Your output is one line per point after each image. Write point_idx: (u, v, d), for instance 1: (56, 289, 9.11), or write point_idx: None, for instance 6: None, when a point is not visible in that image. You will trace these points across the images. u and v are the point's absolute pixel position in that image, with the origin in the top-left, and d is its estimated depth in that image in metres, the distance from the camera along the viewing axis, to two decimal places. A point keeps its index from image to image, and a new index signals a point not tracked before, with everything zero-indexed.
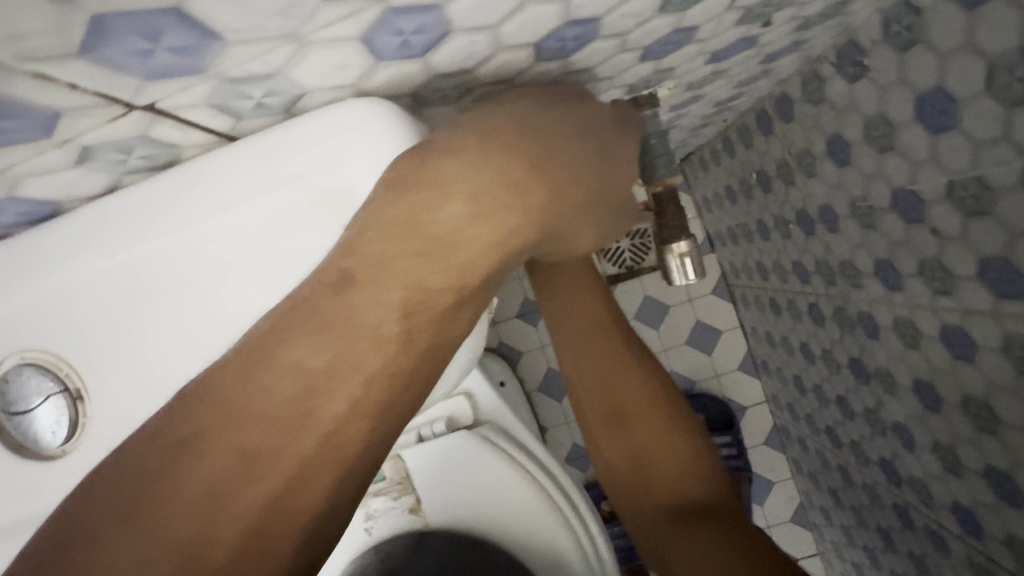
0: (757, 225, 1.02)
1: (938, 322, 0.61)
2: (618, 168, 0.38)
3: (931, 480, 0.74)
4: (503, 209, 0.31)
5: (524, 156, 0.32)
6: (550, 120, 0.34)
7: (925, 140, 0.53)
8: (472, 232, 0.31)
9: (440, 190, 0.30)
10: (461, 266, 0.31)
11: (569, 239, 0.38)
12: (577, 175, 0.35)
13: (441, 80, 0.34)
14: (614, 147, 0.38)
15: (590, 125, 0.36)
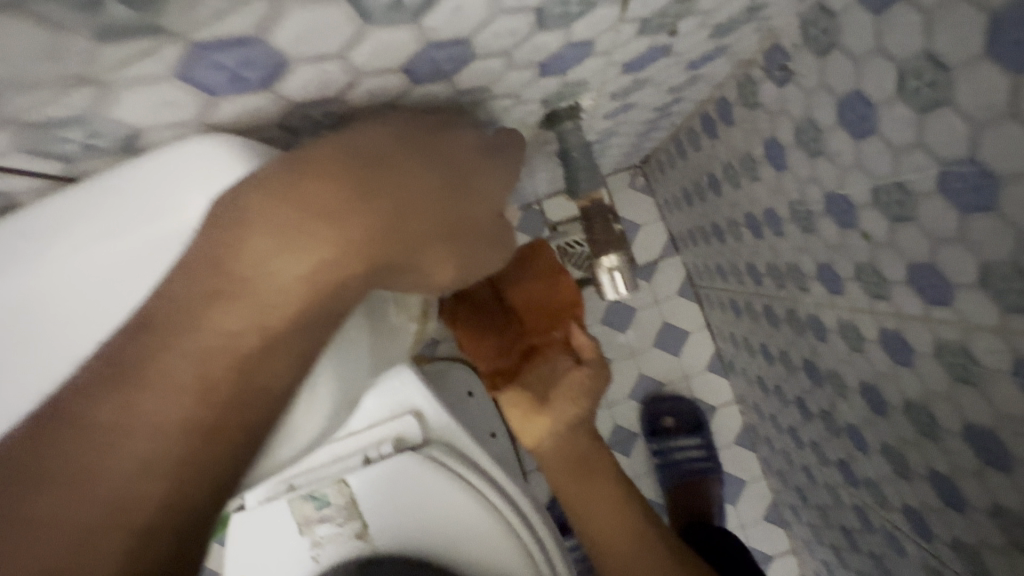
0: (713, 227, 1.01)
1: (877, 326, 0.60)
2: (479, 193, 0.36)
3: (884, 482, 0.73)
4: (314, 240, 0.29)
5: (344, 184, 0.29)
6: (385, 146, 0.31)
7: (850, 145, 0.52)
8: (273, 268, 0.28)
9: (240, 226, 0.28)
10: (262, 304, 0.29)
11: (427, 268, 0.35)
12: (421, 205, 0.32)
13: (307, 108, 0.32)
14: (471, 168, 0.35)
15: (445, 148, 0.34)
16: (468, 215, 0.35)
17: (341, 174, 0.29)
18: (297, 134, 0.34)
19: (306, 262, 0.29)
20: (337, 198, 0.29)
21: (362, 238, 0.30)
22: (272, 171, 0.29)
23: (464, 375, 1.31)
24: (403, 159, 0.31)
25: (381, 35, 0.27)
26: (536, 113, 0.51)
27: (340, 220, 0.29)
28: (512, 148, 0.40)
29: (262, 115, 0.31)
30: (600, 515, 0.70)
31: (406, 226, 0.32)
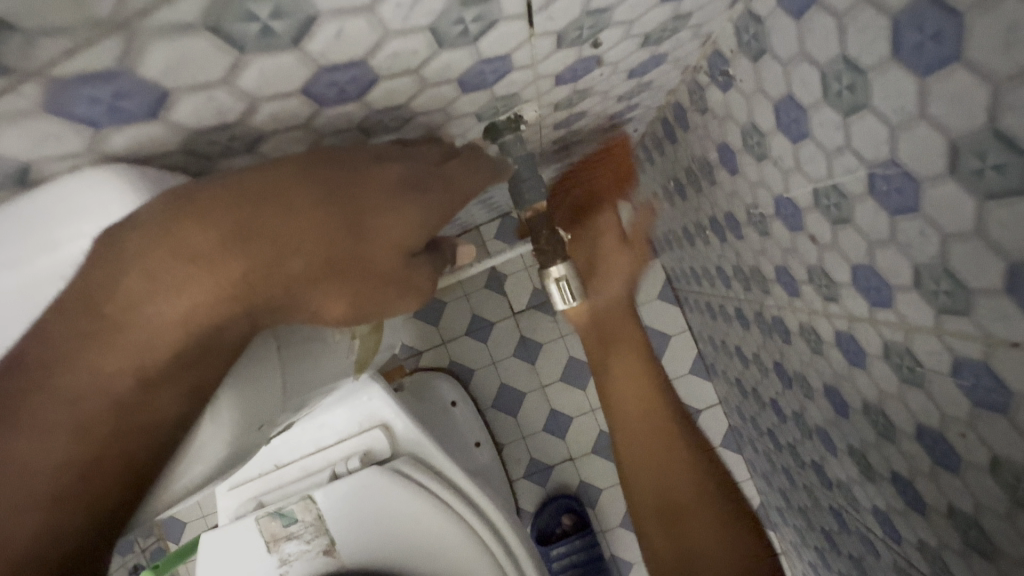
0: (684, 231, 1.01)
1: (832, 327, 0.60)
2: (394, 226, 0.33)
3: (853, 484, 0.72)
4: (189, 281, 0.28)
5: (222, 225, 0.28)
6: (279, 180, 0.30)
7: (789, 148, 0.52)
8: (144, 309, 0.28)
9: (113, 266, 0.27)
10: (134, 346, 0.28)
11: (334, 306, 0.33)
12: (317, 238, 0.30)
13: (209, 134, 0.32)
14: (385, 202, 0.32)
15: (355, 181, 0.32)
16: (374, 258, 0.32)
17: (220, 213, 0.28)
18: (207, 158, 0.35)
19: (179, 303, 0.28)
20: (213, 239, 0.28)
21: (240, 282, 0.29)
22: (151, 209, 0.28)
23: (446, 386, 1.31)
24: (294, 196, 0.30)
25: (263, 61, 0.27)
26: (474, 127, 0.52)
27: (215, 263, 0.28)
28: (447, 177, 0.37)
29: (161, 144, 0.31)
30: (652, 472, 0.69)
31: (292, 270, 0.30)
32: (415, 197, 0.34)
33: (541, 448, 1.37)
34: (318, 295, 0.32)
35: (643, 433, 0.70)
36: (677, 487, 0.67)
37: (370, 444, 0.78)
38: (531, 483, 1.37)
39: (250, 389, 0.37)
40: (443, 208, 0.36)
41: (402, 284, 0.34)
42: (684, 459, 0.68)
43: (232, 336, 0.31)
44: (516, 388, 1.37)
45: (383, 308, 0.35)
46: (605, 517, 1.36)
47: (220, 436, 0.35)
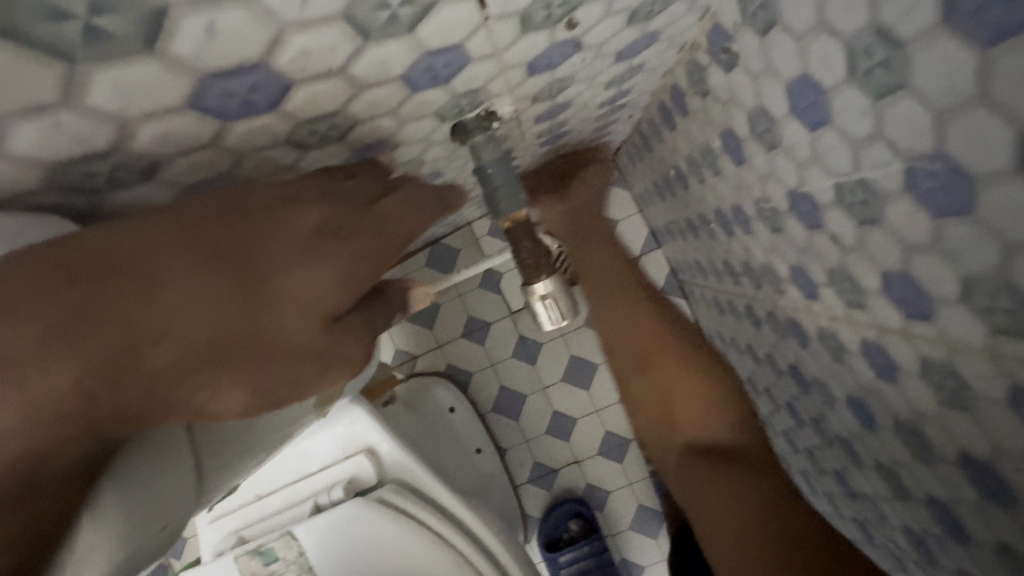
0: (687, 222, 0.93)
1: (856, 335, 0.53)
2: (302, 292, 0.27)
3: (880, 500, 0.66)
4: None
5: (42, 321, 0.22)
6: (125, 250, 0.24)
7: (805, 137, 0.44)
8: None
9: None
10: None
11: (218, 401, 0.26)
12: (193, 318, 0.25)
13: (76, 165, 0.25)
14: (273, 262, 0.27)
15: (254, 238, 0.27)
16: (276, 332, 0.27)
17: (37, 305, 0.22)
18: (94, 194, 0.28)
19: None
20: (29, 339, 0.22)
21: (76, 392, 0.23)
22: None
23: (445, 392, 1.25)
24: (152, 269, 0.24)
25: (111, 72, 0.21)
26: (437, 128, 0.45)
27: (35, 370, 0.22)
28: (374, 220, 0.31)
29: (15, 183, 0.24)
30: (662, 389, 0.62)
31: (153, 362, 0.24)
32: (324, 249, 0.28)
33: (545, 452, 1.32)
34: (199, 386, 0.26)
35: (637, 356, 0.64)
36: (679, 402, 0.60)
37: (354, 471, 0.73)
38: (535, 488, 1.32)
39: (141, 489, 0.30)
40: (362, 259, 0.30)
41: (310, 361, 0.28)
42: (681, 377, 0.61)
43: (77, 454, 0.25)
44: (516, 391, 1.31)
45: (293, 390, 0.28)
46: (614, 520, 1.31)
47: (103, 549, 0.28)
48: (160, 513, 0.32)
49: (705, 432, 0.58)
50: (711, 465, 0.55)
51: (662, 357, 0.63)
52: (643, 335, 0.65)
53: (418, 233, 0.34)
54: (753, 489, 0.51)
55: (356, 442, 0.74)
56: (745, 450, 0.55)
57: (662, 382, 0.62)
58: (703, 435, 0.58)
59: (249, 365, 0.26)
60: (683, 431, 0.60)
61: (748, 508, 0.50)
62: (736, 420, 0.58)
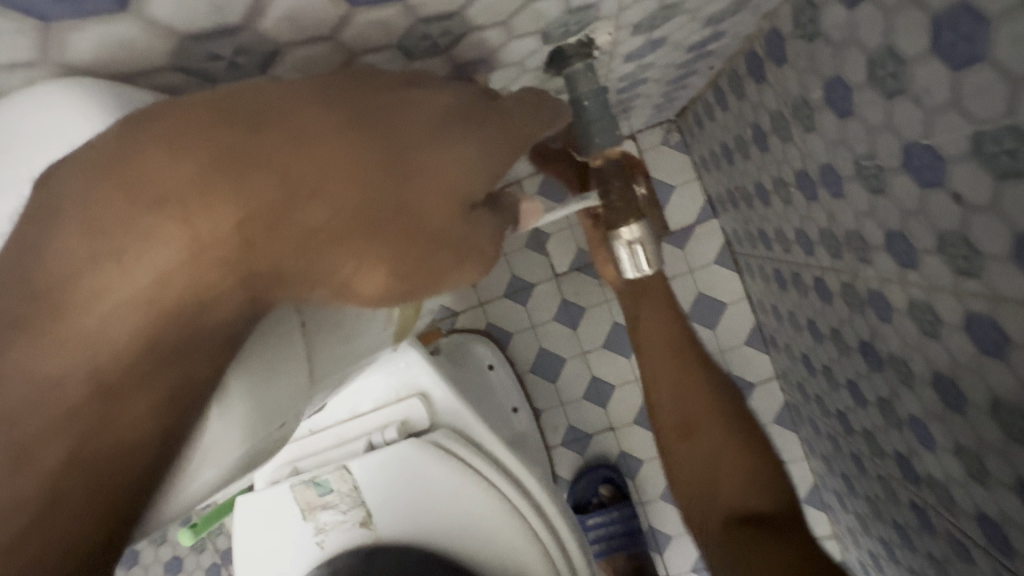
0: (756, 188, 0.87)
1: (960, 307, 0.49)
2: (445, 162, 0.27)
3: (953, 484, 0.63)
4: (161, 237, 0.22)
5: (200, 159, 0.22)
6: (281, 106, 0.24)
7: (944, 80, 0.40)
8: (102, 281, 0.22)
9: (49, 223, 0.22)
10: (87, 339, 0.22)
11: (365, 273, 0.26)
12: (347, 176, 0.25)
13: (205, 44, 0.24)
14: (420, 133, 0.27)
15: (400, 111, 0.27)
16: (426, 204, 0.27)
17: (199, 145, 0.22)
18: (214, 82, 0.27)
19: (149, 270, 0.22)
20: (191, 176, 0.22)
21: (232, 237, 0.23)
22: (111, 139, 0.22)
23: (485, 349, 1.25)
24: (305, 124, 0.24)
25: None
26: (537, 51, 0.42)
27: (208, 206, 0.22)
28: (500, 114, 0.31)
29: (148, 56, 0.23)
30: (707, 449, 0.53)
31: (301, 219, 0.24)
32: (464, 127, 0.28)
33: (579, 417, 1.31)
34: (339, 258, 0.25)
35: (671, 413, 0.57)
36: (721, 464, 0.52)
37: (407, 414, 0.74)
38: (566, 451, 1.32)
39: (260, 382, 0.31)
40: (489, 148, 0.29)
41: (455, 240, 0.28)
42: (720, 434, 0.53)
43: (228, 318, 0.25)
44: (555, 354, 1.30)
45: (433, 277, 0.28)
46: (644, 489, 1.30)
47: (229, 437, 0.29)
48: (277, 406, 0.33)
49: (750, 504, 0.50)
50: (751, 536, 0.47)
51: (701, 415, 0.55)
52: (687, 392, 0.57)
53: (537, 134, 0.34)
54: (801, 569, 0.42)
55: (408, 386, 0.74)
56: (788, 525, 0.47)
57: (700, 414, 0.55)
58: (743, 504, 0.50)
59: (395, 236, 0.26)
60: (723, 503, 0.51)
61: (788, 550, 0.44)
62: (782, 492, 0.50)
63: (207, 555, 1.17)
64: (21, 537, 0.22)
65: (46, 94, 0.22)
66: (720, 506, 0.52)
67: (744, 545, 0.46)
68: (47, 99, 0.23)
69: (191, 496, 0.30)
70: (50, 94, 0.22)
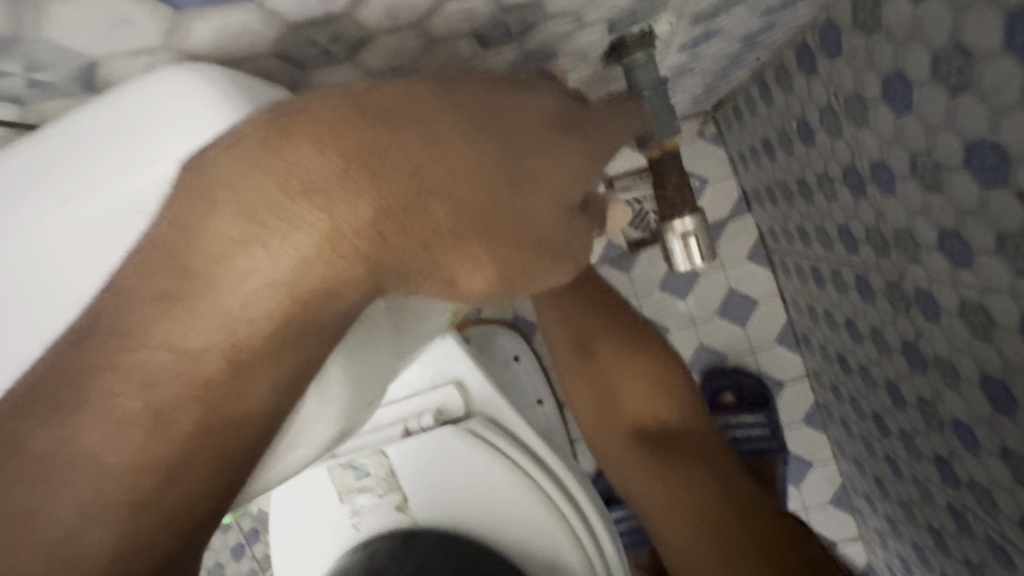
0: (797, 183, 0.86)
1: (1017, 309, 0.48)
2: (546, 168, 0.31)
3: (997, 489, 0.62)
4: (305, 223, 0.23)
5: (347, 152, 0.24)
6: (412, 106, 0.26)
7: (1015, 78, 0.39)
8: (247, 264, 0.23)
9: (200, 201, 0.22)
10: (242, 305, 0.23)
11: (474, 267, 0.29)
12: (471, 175, 0.27)
13: (305, 32, 0.25)
14: (529, 141, 0.30)
15: (510, 116, 0.30)
16: (533, 204, 0.30)
17: (345, 138, 0.24)
18: (305, 67, 0.28)
19: (290, 255, 0.23)
20: (336, 168, 0.23)
21: (368, 229, 0.25)
22: (249, 130, 0.23)
23: (509, 339, 1.23)
24: (437, 126, 0.26)
25: None
26: (600, 41, 0.42)
27: (348, 194, 0.24)
28: (589, 123, 0.34)
29: (252, 40, 0.24)
30: (623, 383, 0.64)
31: (430, 214, 0.26)
32: (560, 136, 0.32)
33: None
34: (455, 251, 0.28)
35: (580, 343, 0.66)
36: (625, 389, 0.64)
37: (442, 401, 0.75)
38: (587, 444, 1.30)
39: (354, 358, 0.33)
40: (576, 161, 0.33)
41: (551, 240, 0.32)
42: (627, 373, 0.64)
43: (356, 299, 0.26)
44: None
45: (530, 274, 0.31)
46: None
47: (322, 415, 0.31)
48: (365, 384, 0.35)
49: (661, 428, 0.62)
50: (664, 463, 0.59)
51: (609, 351, 0.65)
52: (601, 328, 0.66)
53: (618, 139, 0.37)
54: (705, 479, 0.57)
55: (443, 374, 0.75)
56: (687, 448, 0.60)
57: (618, 363, 0.64)
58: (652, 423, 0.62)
59: (508, 231, 0.29)
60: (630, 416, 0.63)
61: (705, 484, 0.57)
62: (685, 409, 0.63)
63: (233, 534, 1.20)
64: (149, 498, 0.22)
65: (173, 77, 0.24)
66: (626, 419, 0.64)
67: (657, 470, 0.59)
68: (174, 82, 0.24)
69: (281, 471, 0.32)
70: (176, 76, 0.24)
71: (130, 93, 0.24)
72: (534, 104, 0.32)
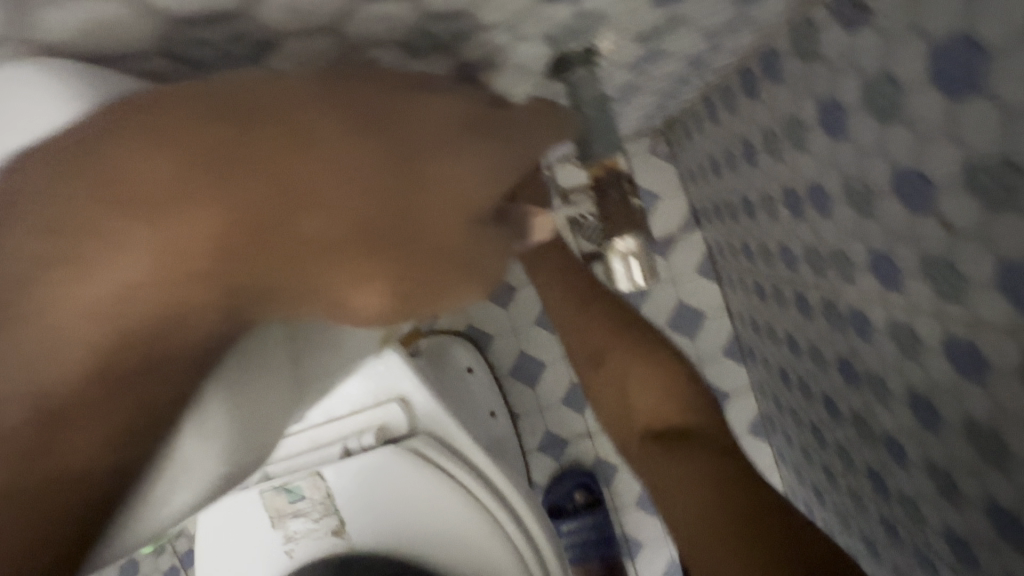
0: (742, 201, 0.88)
1: (941, 330, 0.50)
2: (435, 177, 0.30)
3: (923, 500, 0.64)
4: (143, 231, 0.24)
5: (189, 153, 0.24)
6: (269, 109, 0.26)
7: (938, 109, 0.41)
8: (90, 278, 0.25)
9: (43, 210, 0.24)
10: (77, 315, 0.25)
11: (348, 287, 0.28)
12: (338, 179, 0.27)
13: (194, 26, 0.23)
14: (420, 146, 0.30)
15: (404, 119, 0.30)
16: (421, 215, 0.30)
17: (185, 145, 0.24)
18: (200, 67, 0.26)
19: (142, 261, 0.25)
20: (174, 170, 0.24)
21: (219, 238, 0.25)
22: (95, 133, 0.24)
23: (463, 351, 1.21)
24: (299, 129, 0.26)
25: None
26: (541, 55, 0.41)
27: (190, 201, 0.25)
28: (509, 127, 0.33)
29: (131, 31, 0.22)
30: (640, 382, 0.52)
31: (295, 225, 0.26)
32: (462, 140, 0.31)
33: (559, 422, 1.26)
34: (328, 266, 0.28)
35: (591, 348, 0.55)
36: (640, 391, 0.52)
37: (385, 419, 0.71)
38: (541, 457, 1.27)
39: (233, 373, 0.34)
40: (486, 165, 0.32)
41: (453, 259, 0.31)
42: (633, 365, 0.52)
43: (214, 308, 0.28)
44: (533, 357, 1.25)
45: (428, 294, 0.31)
46: (619, 495, 1.26)
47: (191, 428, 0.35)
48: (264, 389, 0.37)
49: (665, 417, 0.50)
50: (664, 450, 0.48)
51: (615, 347, 0.54)
52: (593, 324, 0.56)
53: (546, 142, 0.36)
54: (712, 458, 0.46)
55: (387, 390, 0.72)
56: (698, 436, 0.48)
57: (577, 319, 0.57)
58: (661, 421, 0.50)
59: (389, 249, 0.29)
60: (642, 420, 0.51)
61: (717, 493, 0.43)
62: (695, 403, 0.50)
63: (165, 557, 1.11)
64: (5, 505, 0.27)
65: None
66: (637, 424, 0.52)
67: (657, 461, 0.48)
68: None
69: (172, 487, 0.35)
70: (10, 69, 0.21)
71: None
72: (437, 105, 0.31)
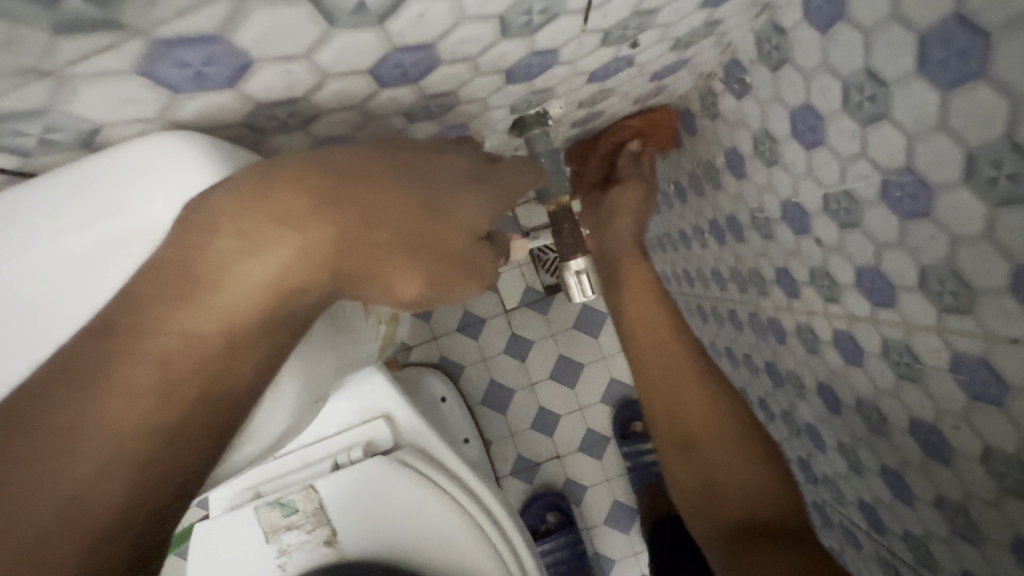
0: (679, 234, 1.01)
1: (830, 326, 0.61)
2: (467, 206, 0.39)
3: (840, 479, 0.73)
4: (286, 238, 0.31)
5: (318, 186, 0.32)
6: (361, 159, 0.35)
7: (802, 155, 0.55)
8: (235, 271, 0.30)
9: (205, 229, 0.30)
10: (226, 307, 0.30)
11: (405, 279, 0.36)
12: (409, 204, 0.36)
13: (271, 108, 0.33)
14: (454, 186, 0.39)
15: (441, 169, 0.39)
16: (458, 231, 0.38)
17: (313, 180, 0.32)
18: (264, 133, 0.36)
19: (271, 264, 0.31)
20: (309, 198, 0.31)
21: (332, 244, 0.32)
22: (241, 178, 0.31)
23: (440, 381, 1.25)
24: (380, 172, 0.35)
25: (343, 37, 0.28)
26: (504, 119, 0.53)
27: (318, 216, 0.32)
28: (501, 175, 0.44)
29: (229, 113, 0.32)
30: None
31: (377, 235, 0.34)
32: (478, 183, 0.41)
33: (529, 445, 1.33)
34: (397, 266, 0.36)
35: None
36: None
37: (372, 435, 0.78)
38: (514, 480, 1.33)
39: (306, 365, 0.41)
40: (493, 202, 0.41)
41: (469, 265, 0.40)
42: None
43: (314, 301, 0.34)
44: (503, 384, 1.33)
45: (450, 289, 0.40)
46: (588, 514, 1.33)
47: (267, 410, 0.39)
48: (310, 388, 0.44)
49: None
50: None
51: None
52: None
53: (524, 187, 0.47)
54: None
55: (374, 409, 0.80)
56: None
57: None
58: None
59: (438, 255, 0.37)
60: None
61: None
62: None
63: None
64: (144, 461, 0.29)
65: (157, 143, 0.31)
66: None
67: None
68: (161, 144, 0.32)
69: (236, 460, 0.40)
70: (161, 142, 0.31)
71: (129, 150, 0.32)
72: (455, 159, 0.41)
